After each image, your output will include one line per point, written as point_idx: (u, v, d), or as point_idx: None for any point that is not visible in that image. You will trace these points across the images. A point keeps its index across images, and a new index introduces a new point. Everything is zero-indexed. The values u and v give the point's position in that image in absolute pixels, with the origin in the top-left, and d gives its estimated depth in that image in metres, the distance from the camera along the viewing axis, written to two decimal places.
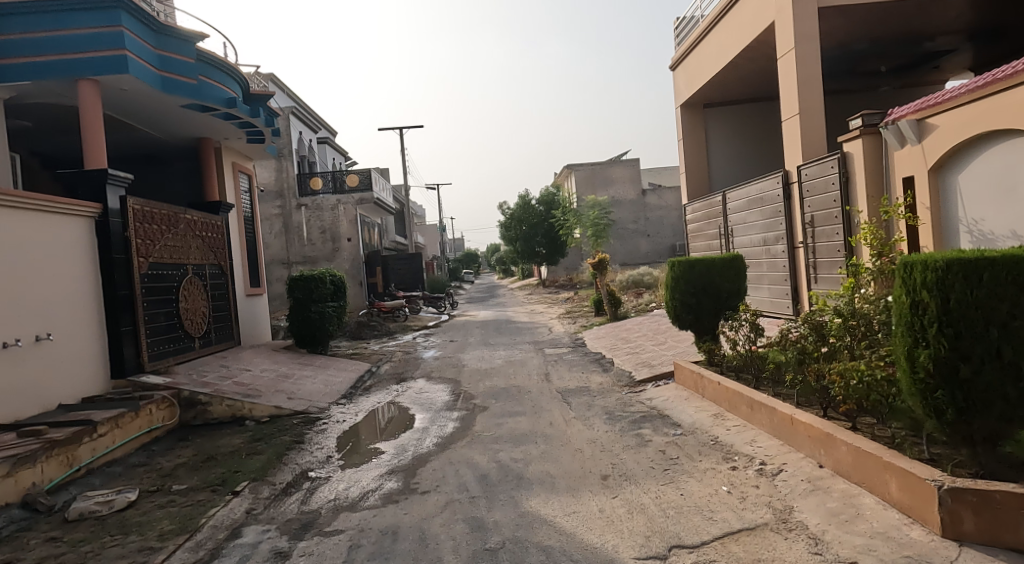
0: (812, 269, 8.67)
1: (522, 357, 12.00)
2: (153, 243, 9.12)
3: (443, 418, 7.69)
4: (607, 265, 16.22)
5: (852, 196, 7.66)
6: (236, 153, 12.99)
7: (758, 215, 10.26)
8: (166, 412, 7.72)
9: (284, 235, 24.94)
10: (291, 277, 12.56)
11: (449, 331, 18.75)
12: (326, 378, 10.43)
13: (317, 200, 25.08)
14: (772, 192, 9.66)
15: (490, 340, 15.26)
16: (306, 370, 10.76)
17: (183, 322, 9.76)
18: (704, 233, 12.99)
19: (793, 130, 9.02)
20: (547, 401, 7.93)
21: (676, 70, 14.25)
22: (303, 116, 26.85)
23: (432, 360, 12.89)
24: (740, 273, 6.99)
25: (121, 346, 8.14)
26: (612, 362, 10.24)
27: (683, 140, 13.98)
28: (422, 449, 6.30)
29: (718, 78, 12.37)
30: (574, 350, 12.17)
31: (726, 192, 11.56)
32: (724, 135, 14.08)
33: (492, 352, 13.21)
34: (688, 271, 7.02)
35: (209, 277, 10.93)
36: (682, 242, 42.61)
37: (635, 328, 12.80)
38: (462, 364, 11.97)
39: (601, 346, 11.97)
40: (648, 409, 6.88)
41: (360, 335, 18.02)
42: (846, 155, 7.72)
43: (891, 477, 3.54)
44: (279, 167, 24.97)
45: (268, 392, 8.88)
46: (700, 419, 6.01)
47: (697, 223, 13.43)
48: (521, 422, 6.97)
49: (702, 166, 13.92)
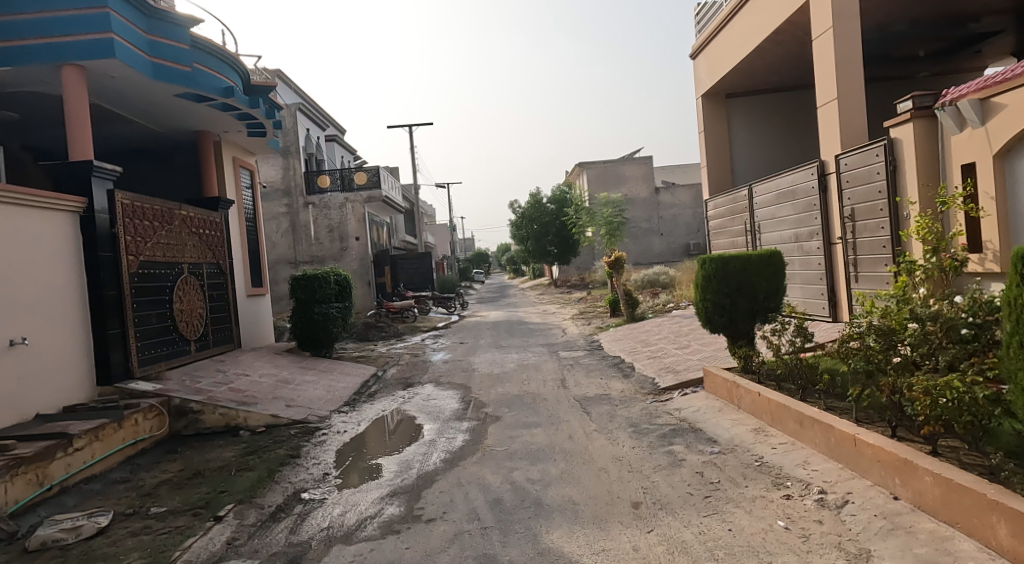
0: (853, 267, 7.96)
1: (536, 361, 11.37)
2: (145, 241, 8.58)
3: (452, 429, 7.11)
4: (623, 264, 15.38)
5: (901, 187, 6.95)
6: (237, 148, 12.50)
7: (789, 209, 9.58)
8: (154, 422, 7.18)
9: (291, 234, 24.58)
10: (294, 277, 11.98)
11: (460, 332, 18.22)
12: (329, 384, 9.85)
13: (325, 198, 24.67)
14: (805, 184, 8.99)
15: (502, 342, 14.64)
16: (308, 375, 10.20)
17: (177, 324, 9.21)
18: (727, 230, 12.31)
19: (829, 116, 8.35)
20: (564, 410, 7.32)
21: (697, 59, 13.56)
22: (310, 112, 26.41)
23: (441, 363, 12.30)
24: (780, 271, 6.32)
25: (108, 350, 7.58)
26: (632, 367, 9.60)
27: (704, 131, 13.33)
28: (427, 466, 5.70)
29: (743, 65, 11.70)
30: (590, 353, 11.55)
31: (753, 185, 10.92)
32: (748, 126, 13.39)
33: (504, 354, 12.62)
34: (722, 269, 6.37)
35: (207, 277, 10.37)
36: (696, 241, 41.87)
37: (655, 330, 12.14)
38: (472, 368, 11.37)
39: (620, 349, 11.34)
40: (677, 420, 6.26)
41: (368, 336, 17.47)
42: (893, 142, 7.02)
43: (1000, 520, 2.90)
44: (286, 165, 24.54)
45: (265, 399, 8.32)
46: (740, 434, 5.37)
47: (719, 219, 12.76)
48: (537, 435, 6.36)
49: (723, 160, 13.29)
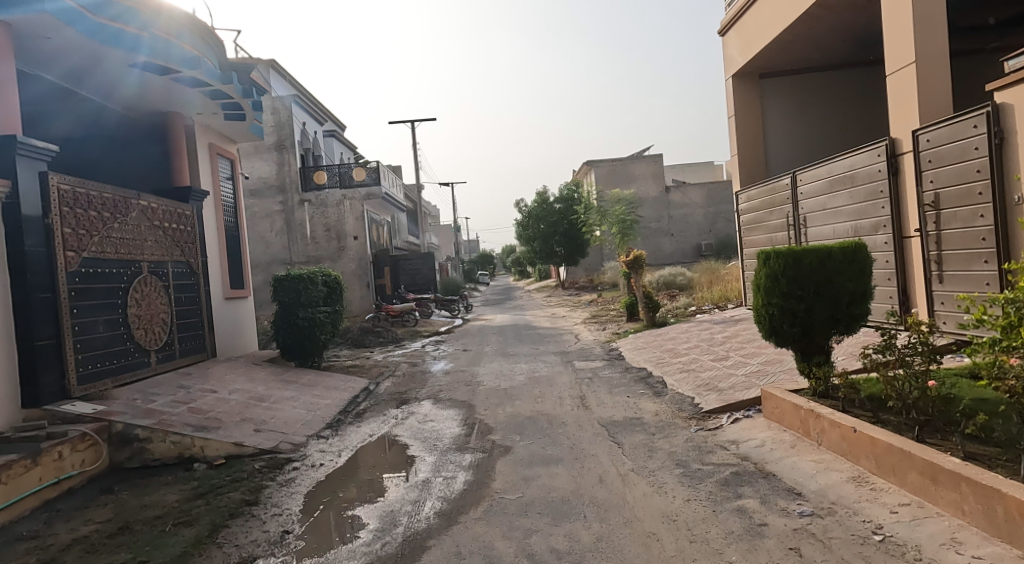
0: (936, 265, 6.59)
1: (549, 374, 10.02)
2: (90, 234, 7.27)
3: (452, 463, 5.77)
4: (643, 263, 13.98)
5: (1011, 164, 5.58)
6: (213, 133, 11.19)
7: (846, 199, 8.23)
8: (89, 454, 5.86)
9: (286, 233, 23.33)
10: (277, 276, 10.68)
11: (464, 337, 16.93)
12: (311, 401, 8.53)
13: (322, 195, 23.42)
14: (870, 167, 7.63)
15: (509, 349, 13.31)
16: (288, 390, 8.88)
17: (134, 332, 7.89)
18: (764, 225, 10.95)
19: (902, 85, 6.99)
20: (590, 441, 5.97)
21: (727, 36, 12.20)
22: (307, 105, 25.15)
23: (442, 375, 10.98)
24: (867, 269, 4.98)
25: (36, 366, 6.25)
26: (663, 382, 8.25)
27: (735, 116, 11.98)
28: (418, 522, 4.38)
29: (784, 37, 10.35)
30: (610, 364, 10.21)
31: (798, 173, 9.56)
32: (785, 110, 12.03)
33: (512, 364, 11.30)
34: (794, 268, 5.00)
35: (173, 277, 9.05)
36: (708, 241, 40.55)
37: (682, 338, 10.79)
38: (476, 381, 10.03)
39: (644, 359, 9.98)
40: (738, 460, 4.90)
41: (364, 342, 16.17)
42: (999, 108, 5.66)
43: None
44: (281, 160, 23.21)
45: (231, 423, 7.00)
46: (834, 486, 4.01)
47: (754, 213, 11.41)
48: (559, 477, 5.01)
49: (756, 149, 11.99)
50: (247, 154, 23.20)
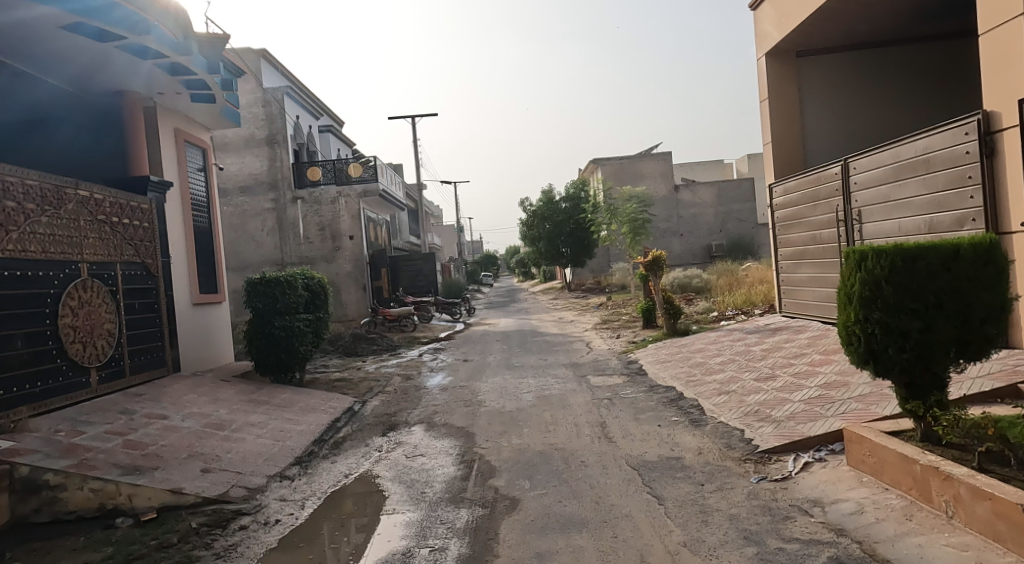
0: None
1: (561, 392, 8.70)
2: (5, 229, 5.98)
3: (444, 524, 4.46)
4: (662, 264, 12.64)
5: None
6: (178, 117, 9.86)
7: (919, 188, 6.90)
8: None
9: (278, 232, 22.10)
10: (251, 279, 9.36)
11: (465, 345, 15.64)
12: (282, 428, 7.23)
13: (316, 192, 22.17)
14: (955, 150, 6.30)
15: (514, 360, 12.01)
16: (257, 414, 7.58)
17: (67, 347, 6.59)
18: (805, 221, 9.62)
19: (1005, 45, 5.68)
20: (622, 494, 4.64)
21: (760, 9, 10.86)
22: (301, 98, 23.89)
23: (438, 392, 9.68)
24: (1004, 275, 3.65)
25: None
26: (698, 407, 6.93)
27: (769, 99, 10.66)
28: None
29: (831, 6, 9.00)
30: (631, 380, 8.90)
31: (852, 159, 8.22)
32: (825, 92, 10.69)
33: (518, 379, 10.01)
34: (906, 272, 3.69)
35: (122, 281, 7.74)
36: (718, 242, 39.26)
37: (712, 351, 9.46)
38: (477, 400, 8.72)
39: (671, 376, 8.66)
40: (833, 535, 3.58)
41: (356, 350, 14.90)
42: None
43: None
44: (272, 156, 21.96)
45: (174, 460, 5.69)
46: None
47: (792, 208, 10.09)
48: (588, 556, 3.69)
49: (793, 136, 10.67)
50: (237, 149, 21.96)
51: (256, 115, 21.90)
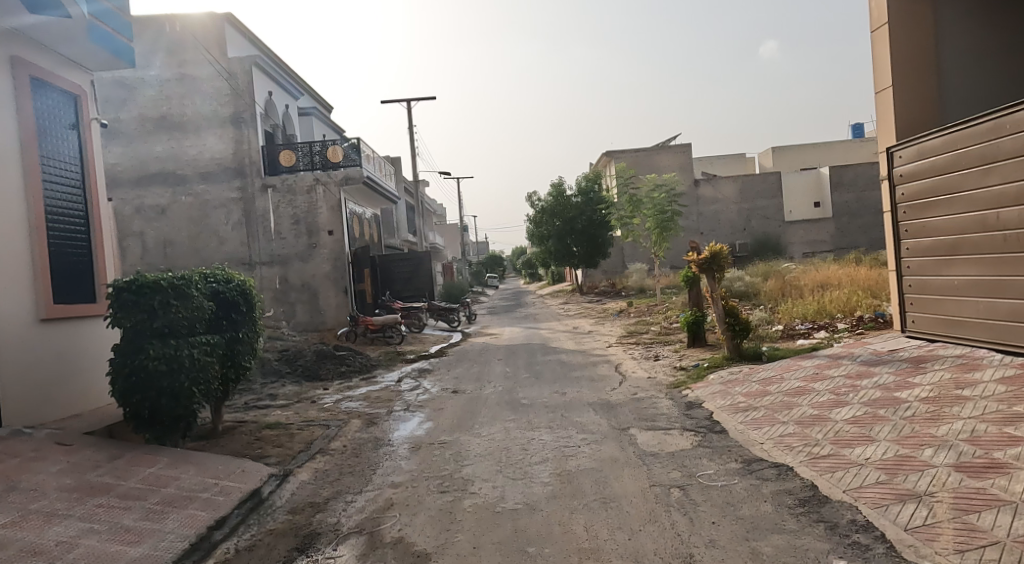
0: None
1: (597, 467, 5.41)
2: None
3: None
4: (723, 262, 9.37)
5: None
6: (22, 42, 6.64)
7: None
8: None
9: (245, 226, 18.95)
10: (119, 283, 6.13)
11: (457, 365, 12.34)
12: (101, 553, 3.98)
13: (290, 179, 18.97)
14: None
15: (519, 394, 8.71)
16: (69, 519, 4.32)
17: None
18: (966, 195, 6.29)
19: None
20: None
21: None
22: (277, 73, 20.79)
23: (405, 454, 6.40)
24: None
25: None
26: (870, 531, 3.62)
27: (889, 22, 7.38)
28: None
29: None
30: (705, 447, 5.59)
31: None
32: (969, 12, 7.40)
33: (525, 433, 6.72)
34: None
35: None
36: (742, 241, 35.88)
37: (825, 397, 6.13)
38: (461, 479, 5.45)
39: (774, 442, 5.35)
40: None
41: (318, 374, 11.63)
42: None
43: None
44: (238, 136, 18.79)
45: None
46: None
47: (933, 178, 6.77)
48: None
49: (924, 80, 7.40)
50: (197, 128, 18.82)
51: (219, 89, 18.77)
